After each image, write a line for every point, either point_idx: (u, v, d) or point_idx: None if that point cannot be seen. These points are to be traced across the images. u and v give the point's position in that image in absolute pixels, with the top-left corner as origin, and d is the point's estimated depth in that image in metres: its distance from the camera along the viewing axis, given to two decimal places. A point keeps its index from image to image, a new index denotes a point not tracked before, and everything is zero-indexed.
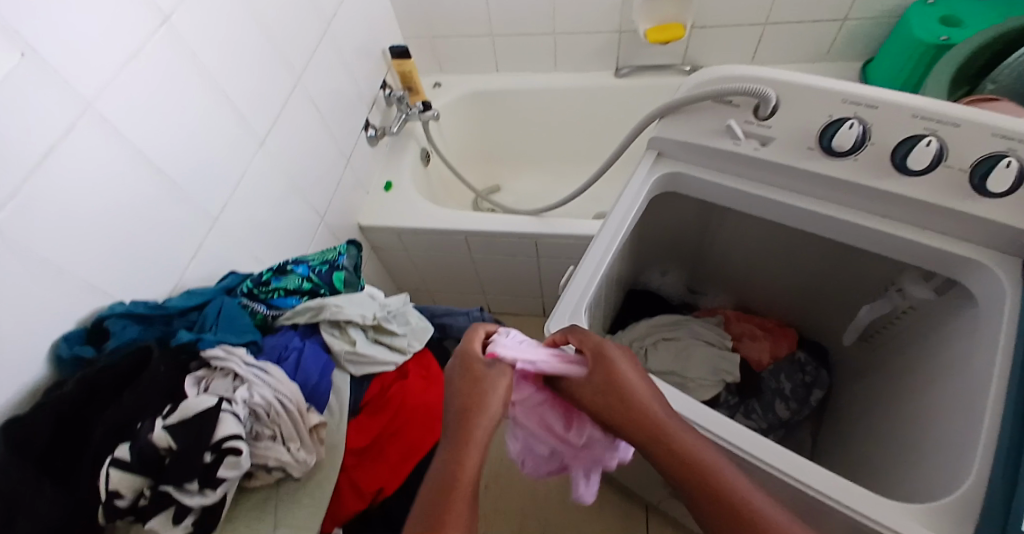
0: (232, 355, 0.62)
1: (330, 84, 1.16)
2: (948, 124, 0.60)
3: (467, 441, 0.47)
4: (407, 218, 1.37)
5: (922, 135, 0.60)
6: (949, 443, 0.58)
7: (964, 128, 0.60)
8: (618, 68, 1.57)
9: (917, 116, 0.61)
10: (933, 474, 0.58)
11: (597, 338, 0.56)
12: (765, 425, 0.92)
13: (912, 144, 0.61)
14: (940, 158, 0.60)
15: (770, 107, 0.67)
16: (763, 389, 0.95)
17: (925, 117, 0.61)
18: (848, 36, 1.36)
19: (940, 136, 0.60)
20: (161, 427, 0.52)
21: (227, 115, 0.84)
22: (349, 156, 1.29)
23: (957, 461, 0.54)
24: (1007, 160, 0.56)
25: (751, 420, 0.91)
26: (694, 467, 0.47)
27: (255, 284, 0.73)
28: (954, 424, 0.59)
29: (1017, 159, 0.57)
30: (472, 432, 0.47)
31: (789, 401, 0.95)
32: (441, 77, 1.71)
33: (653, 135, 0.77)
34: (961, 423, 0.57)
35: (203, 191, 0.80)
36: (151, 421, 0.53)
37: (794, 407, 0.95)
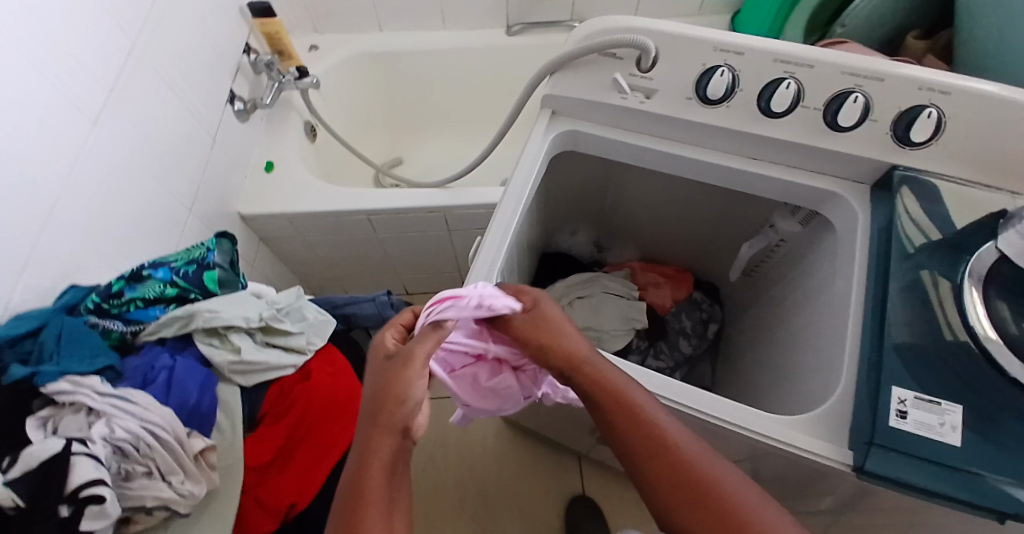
0: (82, 386, 0.53)
1: (179, 52, 1.01)
2: (804, 66, 0.64)
3: (383, 439, 0.42)
4: (296, 201, 1.26)
5: (782, 78, 0.64)
6: (822, 359, 0.64)
7: (817, 69, 0.63)
8: (509, 25, 1.52)
9: (779, 60, 0.64)
10: (811, 389, 0.64)
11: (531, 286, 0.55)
12: (673, 363, 0.98)
13: (774, 87, 0.64)
14: (798, 100, 0.64)
15: (651, 59, 0.67)
16: (668, 331, 1.01)
17: (786, 60, 0.64)
18: None
19: (798, 78, 0.64)
20: (1, 484, 0.44)
21: (40, 94, 0.70)
22: (216, 135, 1.15)
23: (829, 374, 0.60)
24: (854, 95, 0.62)
25: (659, 361, 0.96)
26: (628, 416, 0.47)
27: (103, 298, 0.62)
28: (824, 341, 0.65)
29: (864, 94, 0.62)
30: (388, 433, 0.42)
31: (691, 338, 1.02)
32: (316, 40, 1.56)
33: (543, 93, 0.75)
34: (830, 340, 0.63)
35: (21, 191, 0.66)
36: None
37: (696, 342, 1.02)
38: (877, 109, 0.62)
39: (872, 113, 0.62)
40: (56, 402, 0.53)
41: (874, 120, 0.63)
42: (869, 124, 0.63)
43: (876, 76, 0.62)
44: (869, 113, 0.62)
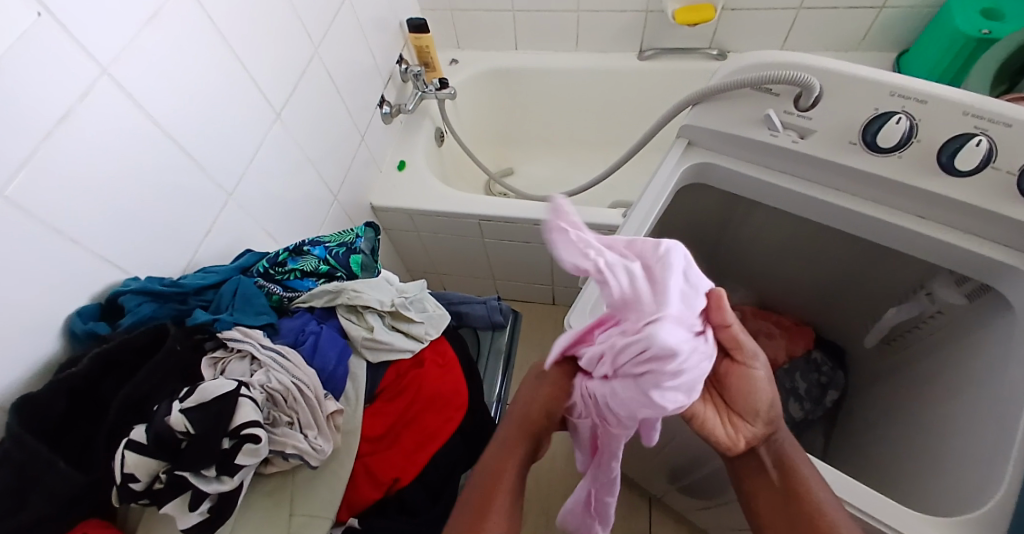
0: (248, 338, 0.62)
1: (346, 57, 1.13)
2: (1000, 124, 0.57)
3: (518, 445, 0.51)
4: (421, 199, 1.35)
5: (972, 134, 0.58)
6: (980, 456, 0.56)
7: (1016, 128, 0.56)
8: (641, 50, 1.52)
9: (969, 113, 0.58)
10: (961, 485, 0.56)
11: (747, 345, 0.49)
12: None
13: (962, 142, 0.58)
14: (988, 160, 0.57)
15: (812, 98, 0.64)
16: (777, 388, 0.94)
17: (977, 115, 0.58)
18: (883, 26, 1.32)
19: (990, 136, 0.57)
20: (178, 410, 0.50)
21: (243, 85, 0.81)
22: (363, 133, 1.27)
23: (987, 474, 0.53)
24: None
25: None
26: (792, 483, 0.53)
27: (272, 265, 0.72)
28: (984, 435, 0.57)
29: None
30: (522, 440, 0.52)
31: (802, 400, 0.94)
32: (457, 54, 1.66)
33: (684, 123, 0.74)
34: (993, 435, 0.55)
35: (217, 164, 0.78)
36: (168, 403, 0.52)
37: (808, 405, 0.94)
38: None
39: None
40: (225, 347, 0.62)
41: None
42: None
43: None
44: None
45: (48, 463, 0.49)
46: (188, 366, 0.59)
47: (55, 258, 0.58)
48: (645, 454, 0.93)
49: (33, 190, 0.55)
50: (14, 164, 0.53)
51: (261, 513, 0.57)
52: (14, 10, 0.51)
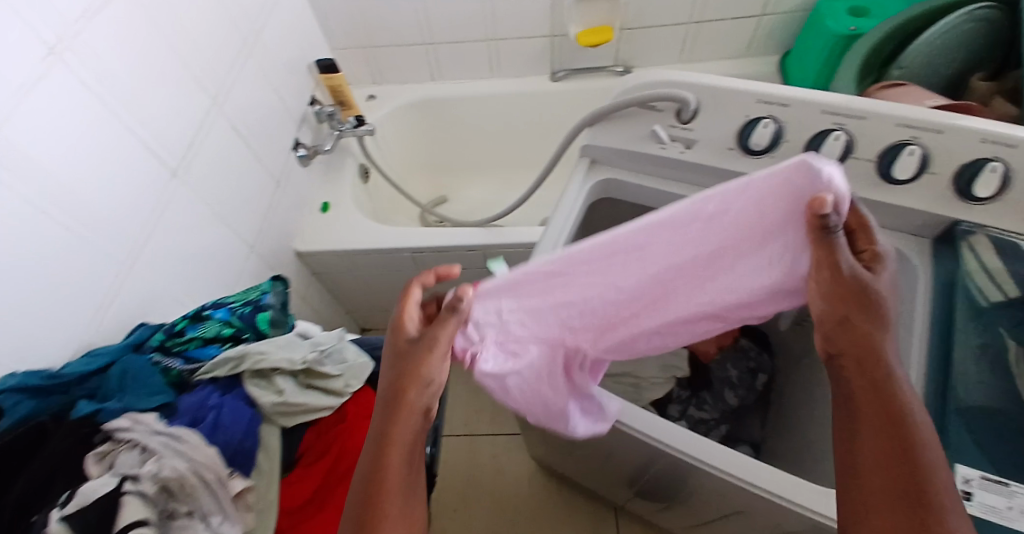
0: (138, 424, 0.57)
1: (251, 106, 1.11)
2: (855, 117, 0.62)
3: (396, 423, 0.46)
4: (350, 239, 1.33)
5: (830, 130, 0.62)
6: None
7: (870, 120, 0.61)
8: (555, 72, 1.56)
9: (826, 111, 0.63)
10: None
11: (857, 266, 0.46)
12: (717, 415, 0.95)
13: (822, 139, 0.63)
14: (848, 152, 0.62)
15: (691, 111, 0.68)
16: (712, 380, 0.98)
17: (834, 111, 0.62)
18: (766, 32, 1.42)
19: (848, 130, 0.62)
20: (56, 520, 0.47)
21: (133, 148, 0.78)
22: (278, 180, 1.24)
23: None
24: (911, 148, 0.59)
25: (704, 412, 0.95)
26: (904, 445, 0.42)
27: (168, 336, 0.68)
28: None
29: (920, 146, 0.59)
30: (401, 418, 0.46)
31: (738, 388, 0.97)
32: (374, 89, 1.66)
33: (584, 143, 0.76)
34: None
35: (107, 235, 0.73)
36: (45, 512, 0.49)
37: (744, 394, 0.97)
38: (937, 161, 0.60)
39: (931, 165, 0.60)
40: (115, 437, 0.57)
41: (934, 172, 0.60)
42: (928, 176, 0.60)
43: (935, 127, 0.59)
44: (927, 165, 0.60)
45: None
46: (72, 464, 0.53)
47: None
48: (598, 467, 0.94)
49: None
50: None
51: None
52: None
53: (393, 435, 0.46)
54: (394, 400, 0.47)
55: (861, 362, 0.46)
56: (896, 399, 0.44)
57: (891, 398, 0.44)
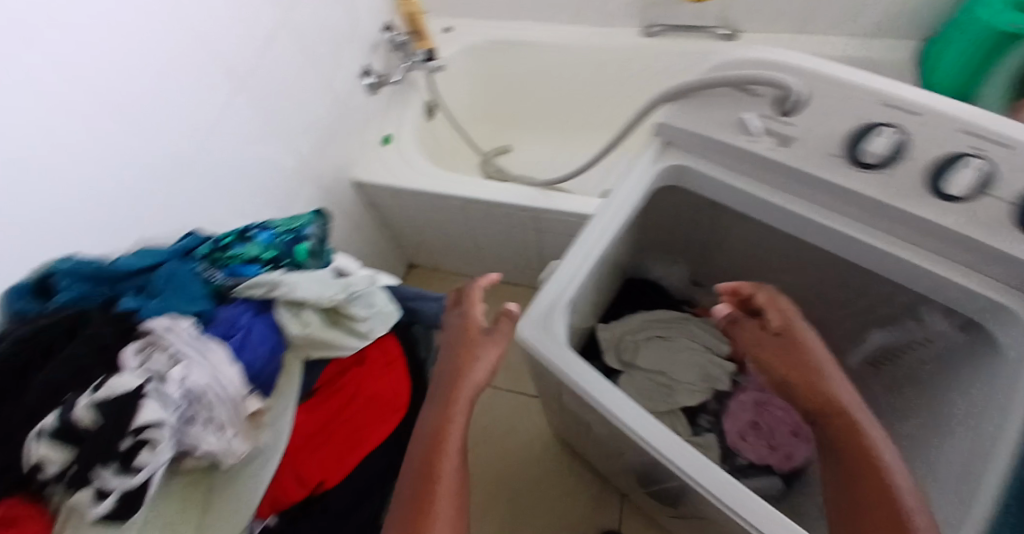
0: (173, 328, 0.57)
1: (321, 25, 1.07)
2: (1001, 146, 0.50)
3: (447, 440, 0.53)
4: (404, 178, 1.30)
5: (966, 155, 0.51)
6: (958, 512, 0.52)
7: (1019, 152, 0.50)
8: (646, 27, 1.42)
9: (963, 130, 0.52)
10: None
11: (784, 307, 0.65)
12: None
13: (953, 164, 0.52)
14: (986, 187, 0.51)
15: (796, 102, 0.58)
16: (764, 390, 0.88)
17: (972, 133, 0.51)
18: (908, 12, 1.20)
19: (990, 159, 0.51)
20: (84, 405, 0.48)
21: (188, 54, 0.76)
22: (341, 106, 1.21)
23: None
24: None
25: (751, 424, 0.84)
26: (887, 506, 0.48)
27: (216, 247, 0.69)
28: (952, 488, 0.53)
29: None
30: (447, 445, 0.53)
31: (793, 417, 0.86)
32: (452, 21, 1.57)
33: (660, 121, 0.68)
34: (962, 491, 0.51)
35: (160, 142, 0.74)
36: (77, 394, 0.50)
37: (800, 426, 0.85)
38: None
39: None
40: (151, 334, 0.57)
41: None
42: None
43: None
44: None
45: None
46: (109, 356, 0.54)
47: None
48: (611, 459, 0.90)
49: None
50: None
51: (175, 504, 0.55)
52: None
53: (437, 486, 0.50)
54: (438, 437, 0.53)
55: (836, 412, 0.55)
56: (863, 443, 0.53)
57: (861, 439, 0.53)
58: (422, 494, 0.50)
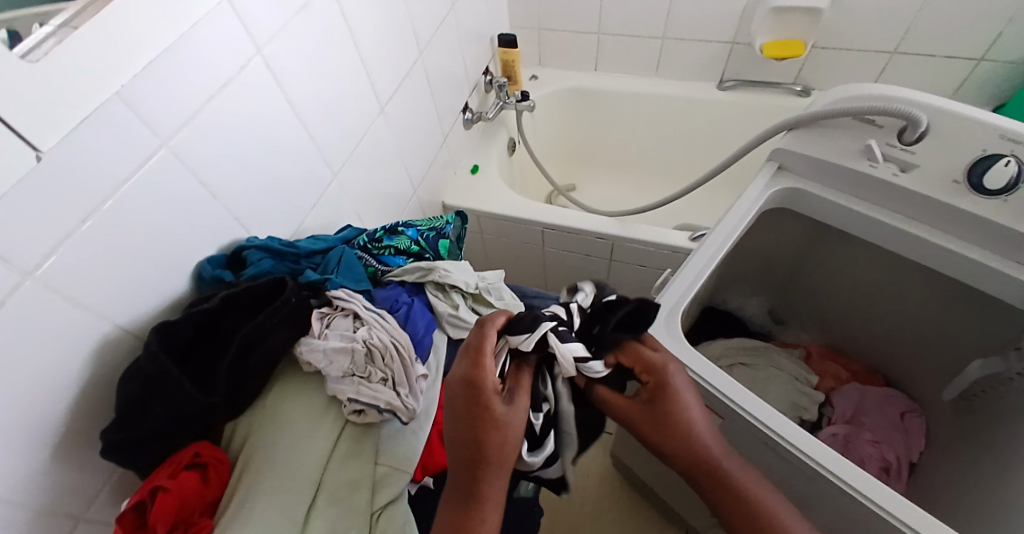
0: (353, 298, 0.63)
1: (441, 64, 1.21)
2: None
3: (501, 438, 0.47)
4: (491, 203, 1.40)
5: (1001, 155, 0.60)
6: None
7: None
8: (722, 80, 1.53)
9: (1006, 137, 0.61)
10: None
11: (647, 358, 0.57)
12: (877, 456, 0.85)
13: (991, 163, 0.61)
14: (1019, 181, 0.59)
15: (918, 132, 0.65)
16: (861, 420, 0.89)
17: (1013, 139, 0.61)
18: (981, 79, 1.28)
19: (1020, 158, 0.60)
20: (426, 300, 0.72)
21: (360, 80, 0.88)
22: (445, 136, 1.34)
23: None
24: (1007, 160, 0.59)
25: (858, 450, 0.85)
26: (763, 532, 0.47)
27: (369, 240, 0.76)
28: None
29: (1017, 159, 0.59)
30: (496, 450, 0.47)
31: (882, 453, 0.85)
32: (537, 71, 1.72)
33: (776, 147, 0.75)
34: None
35: (332, 150, 0.84)
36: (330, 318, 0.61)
37: (890, 463, 0.85)
38: None
39: None
40: (331, 305, 0.63)
41: None
42: None
43: None
44: None
45: (174, 381, 0.51)
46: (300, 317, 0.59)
47: (193, 210, 0.62)
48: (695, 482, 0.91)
49: (188, 145, 0.59)
50: (176, 123, 0.57)
51: (291, 393, 0.57)
52: None
53: (491, 458, 0.46)
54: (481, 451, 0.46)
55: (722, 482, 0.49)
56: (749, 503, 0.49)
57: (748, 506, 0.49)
58: (475, 466, 0.46)
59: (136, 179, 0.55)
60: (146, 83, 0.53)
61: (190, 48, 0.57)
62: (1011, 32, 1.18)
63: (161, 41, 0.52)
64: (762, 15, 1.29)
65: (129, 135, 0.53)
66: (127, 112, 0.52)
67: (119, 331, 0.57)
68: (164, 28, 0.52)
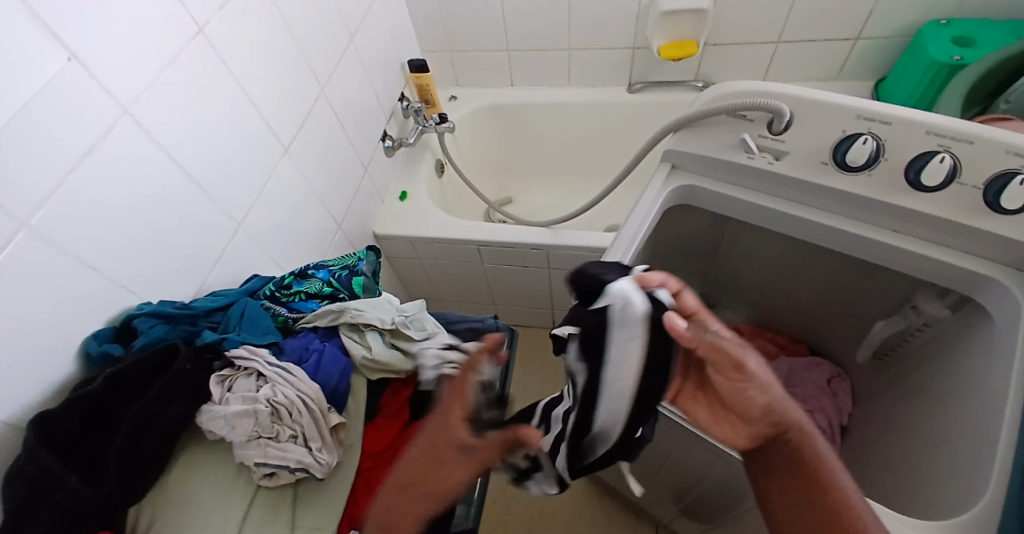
0: (255, 355, 0.62)
1: (350, 96, 1.20)
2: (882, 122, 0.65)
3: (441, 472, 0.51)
4: (422, 227, 1.39)
5: (858, 135, 0.65)
6: (980, 454, 0.58)
7: (895, 125, 0.64)
8: (631, 83, 1.58)
9: (861, 116, 0.66)
10: (962, 500, 0.57)
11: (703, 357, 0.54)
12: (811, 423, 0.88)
13: (850, 143, 0.65)
14: (876, 155, 0.64)
15: (784, 122, 0.69)
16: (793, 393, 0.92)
17: (868, 117, 0.65)
18: (861, 56, 1.38)
19: (875, 134, 0.65)
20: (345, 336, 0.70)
21: (255, 121, 0.86)
22: (366, 166, 1.32)
23: (982, 487, 0.54)
24: (863, 138, 0.64)
25: None
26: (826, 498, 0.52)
27: (278, 288, 0.74)
28: (982, 449, 0.58)
29: (872, 136, 0.64)
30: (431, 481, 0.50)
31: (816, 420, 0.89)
32: (456, 91, 1.73)
33: (666, 148, 0.78)
34: (987, 448, 0.57)
35: (230, 199, 0.81)
36: (232, 382, 0.59)
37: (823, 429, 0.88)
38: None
39: (959, 175, 0.61)
40: (234, 365, 0.62)
41: None
42: None
43: (884, 119, 0.65)
44: (955, 175, 0.61)
45: (58, 477, 0.48)
46: (196, 385, 0.57)
47: (70, 286, 0.58)
48: (647, 478, 0.92)
49: (53, 222, 0.56)
50: (32, 202, 0.54)
51: (194, 470, 0.55)
52: (43, 55, 0.54)
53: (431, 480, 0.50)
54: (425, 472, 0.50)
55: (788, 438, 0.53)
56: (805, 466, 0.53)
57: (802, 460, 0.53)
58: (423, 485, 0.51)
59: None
60: None
61: (37, 114, 0.54)
62: (879, 12, 1.27)
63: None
64: (654, 19, 1.35)
65: None
66: None
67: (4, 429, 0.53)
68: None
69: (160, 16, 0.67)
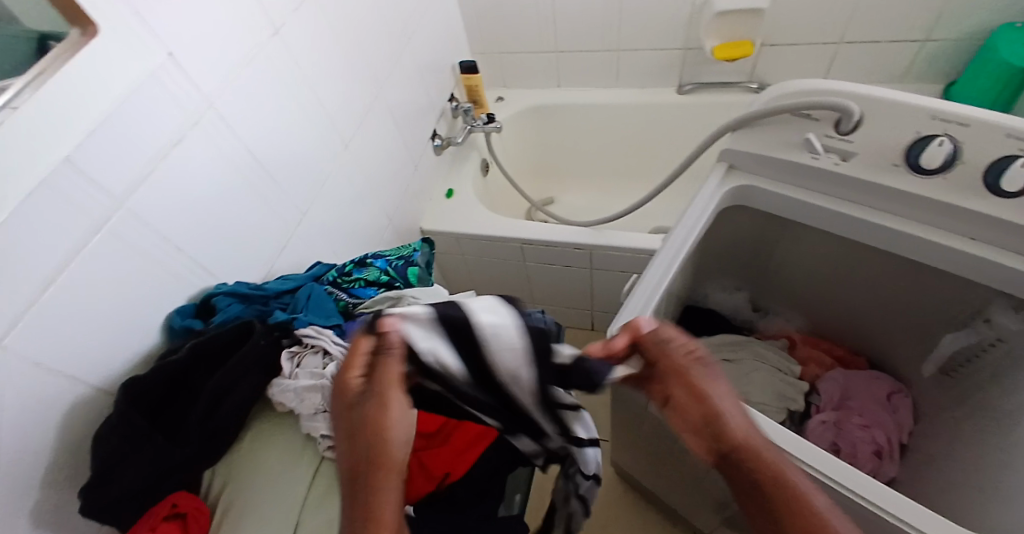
0: (322, 334, 0.65)
1: (405, 94, 1.23)
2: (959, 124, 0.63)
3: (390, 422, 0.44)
4: (467, 223, 1.41)
5: (935, 136, 0.63)
6: None
7: (973, 128, 0.62)
8: (681, 84, 1.57)
9: (936, 117, 0.64)
10: None
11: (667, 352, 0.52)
12: (869, 437, 0.85)
13: (925, 144, 0.63)
14: (953, 158, 0.62)
15: (852, 122, 0.68)
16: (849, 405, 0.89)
17: (944, 118, 0.63)
18: (928, 58, 1.32)
19: (952, 136, 0.63)
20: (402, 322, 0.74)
21: (321, 116, 0.90)
22: (416, 163, 1.36)
23: None
24: (940, 139, 0.62)
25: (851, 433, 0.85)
26: None
27: (340, 275, 0.78)
28: None
29: (950, 139, 0.62)
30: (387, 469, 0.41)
31: (874, 436, 0.85)
32: (504, 92, 1.76)
33: (724, 147, 0.78)
34: None
35: (297, 189, 0.85)
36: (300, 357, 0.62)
37: (882, 446, 0.85)
38: None
39: None
40: (302, 344, 0.65)
41: None
42: None
43: (962, 121, 0.63)
44: None
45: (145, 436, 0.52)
46: (269, 361, 0.61)
47: (158, 263, 0.63)
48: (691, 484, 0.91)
49: (145, 205, 0.60)
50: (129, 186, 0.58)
51: (263, 441, 0.58)
52: (148, 49, 0.59)
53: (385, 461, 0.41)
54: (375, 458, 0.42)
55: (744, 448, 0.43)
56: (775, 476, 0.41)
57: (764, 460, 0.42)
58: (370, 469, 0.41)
59: (98, 238, 0.56)
60: (91, 150, 0.54)
61: (136, 106, 0.58)
62: (950, 12, 1.22)
63: (92, 114, 0.53)
64: (708, 19, 1.33)
65: (83, 202, 0.54)
66: (79, 178, 0.53)
67: (96, 392, 0.57)
68: (95, 103, 0.53)
69: (243, 16, 0.72)
